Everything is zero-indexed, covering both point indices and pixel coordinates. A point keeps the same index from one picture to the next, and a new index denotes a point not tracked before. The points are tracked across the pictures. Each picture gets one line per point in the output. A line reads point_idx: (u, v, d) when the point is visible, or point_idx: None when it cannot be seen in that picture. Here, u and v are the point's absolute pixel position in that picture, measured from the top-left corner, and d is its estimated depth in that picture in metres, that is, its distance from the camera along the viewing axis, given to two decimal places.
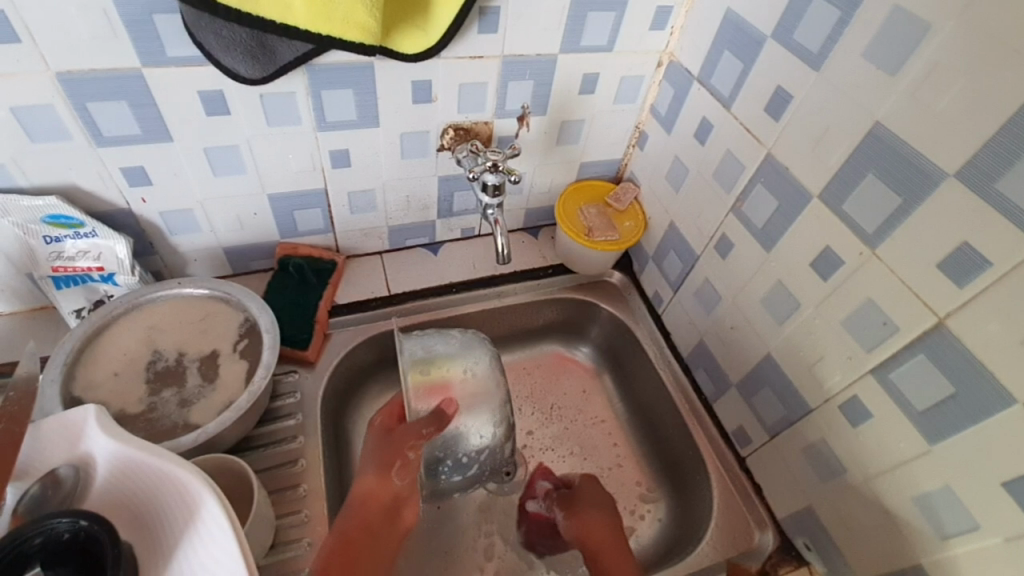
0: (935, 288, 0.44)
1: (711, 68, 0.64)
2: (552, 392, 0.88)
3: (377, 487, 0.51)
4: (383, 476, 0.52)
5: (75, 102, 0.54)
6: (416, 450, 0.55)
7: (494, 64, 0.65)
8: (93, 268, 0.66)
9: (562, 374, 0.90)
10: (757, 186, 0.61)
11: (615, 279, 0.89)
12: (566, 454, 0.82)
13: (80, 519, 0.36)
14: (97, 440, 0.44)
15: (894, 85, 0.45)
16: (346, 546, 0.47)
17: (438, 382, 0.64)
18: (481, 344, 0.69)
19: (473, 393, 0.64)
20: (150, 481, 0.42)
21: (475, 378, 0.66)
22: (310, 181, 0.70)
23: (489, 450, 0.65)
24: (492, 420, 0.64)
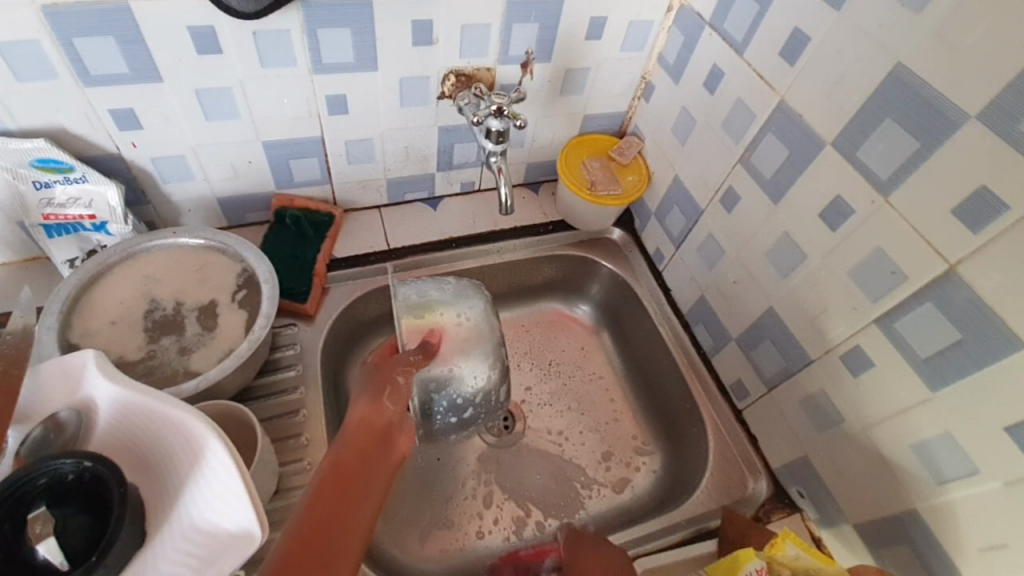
0: (947, 235, 0.44)
1: (724, 11, 0.62)
2: (555, 349, 0.88)
3: (370, 413, 0.48)
4: (374, 402, 0.50)
5: (60, 38, 0.51)
6: (405, 377, 0.54)
7: (498, 4, 0.62)
8: (85, 216, 0.64)
9: (566, 331, 0.90)
10: (768, 135, 0.59)
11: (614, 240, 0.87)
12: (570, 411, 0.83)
13: (83, 459, 0.36)
14: (97, 386, 0.44)
15: (919, 22, 0.43)
16: (344, 473, 0.43)
17: (445, 333, 0.62)
18: (479, 294, 0.67)
19: (468, 339, 0.62)
20: (153, 425, 0.43)
21: (477, 333, 0.63)
22: (307, 128, 0.68)
23: (489, 398, 0.63)
24: (493, 369, 0.63)
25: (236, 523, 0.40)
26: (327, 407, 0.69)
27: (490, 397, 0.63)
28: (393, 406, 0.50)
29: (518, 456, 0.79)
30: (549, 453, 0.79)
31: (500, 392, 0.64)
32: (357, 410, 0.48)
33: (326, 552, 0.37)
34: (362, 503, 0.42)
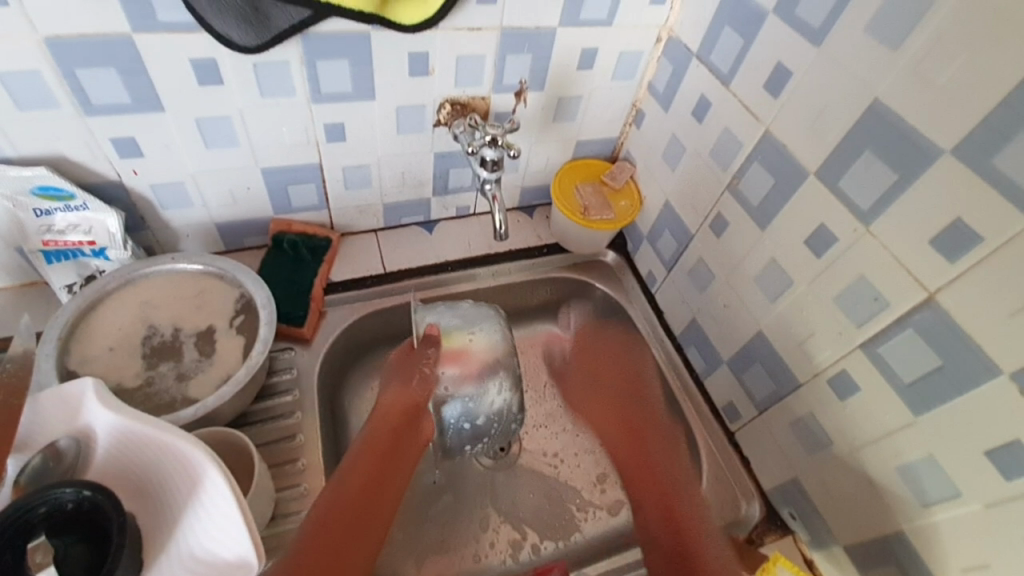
0: (925, 264, 0.46)
1: (710, 44, 0.64)
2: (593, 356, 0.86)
3: (399, 398, 0.64)
4: (403, 390, 0.64)
5: (62, 68, 0.52)
6: (426, 371, 0.64)
7: (492, 37, 0.64)
8: (84, 242, 0.64)
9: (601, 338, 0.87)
10: (754, 164, 0.61)
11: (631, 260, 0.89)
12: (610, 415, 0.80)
13: (84, 488, 0.37)
14: (92, 415, 0.45)
15: (894, 60, 0.45)
16: (375, 454, 0.60)
17: (467, 356, 0.63)
18: (496, 315, 0.68)
19: (484, 360, 0.63)
20: (147, 454, 0.43)
21: (493, 356, 0.64)
22: (305, 155, 0.69)
23: (506, 417, 0.63)
24: (510, 389, 0.63)
25: (234, 551, 0.40)
26: (324, 431, 0.70)
27: (501, 413, 0.62)
28: (415, 391, 0.64)
29: (514, 479, 0.79)
30: (544, 475, 0.80)
31: (515, 407, 0.63)
32: (390, 395, 0.65)
33: (365, 503, 0.55)
34: (393, 468, 0.60)
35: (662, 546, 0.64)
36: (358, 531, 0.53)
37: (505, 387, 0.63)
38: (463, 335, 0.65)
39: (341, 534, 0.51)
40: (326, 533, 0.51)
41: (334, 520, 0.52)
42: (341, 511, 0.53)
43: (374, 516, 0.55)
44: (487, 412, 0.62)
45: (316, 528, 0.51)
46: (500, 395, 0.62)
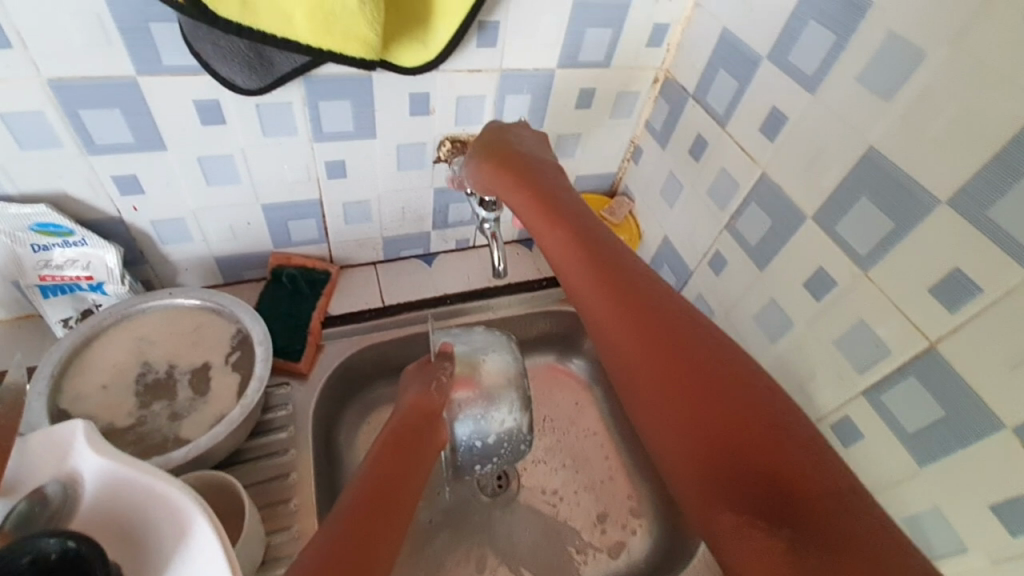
0: (926, 312, 0.46)
1: (706, 85, 0.65)
2: (538, 184, 0.57)
3: (421, 398, 0.62)
4: (425, 396, 0.62)
5: (65, 109, 0.53)
6: (444, 373, 0.65)
7: (492, 78, 0.65)
8: (82, 277, 0.64)
9: (520, 166, 0.59)
10: (751, 205, 0.61)
11: (542, 134, 0.67)
12: (535, 213, 0.55)
13: (69, 538, 0.36)
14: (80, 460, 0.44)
15: (887, 108, 0.46)
16: (397, 444, 0.56)
17: (478, 380, 0.65)
18: (506, 341, 0.70)
19: (494, 384, 0.65)
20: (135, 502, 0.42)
21: (504, 380, 0.66)
22: (305, 191, 0.69)
23: (514, 437, 0.66)
24: (518, 412, 0.66)
25: None
26: (317, 469, 0.68)
27: (510, 433, 0.66)
28: (435, 391, 0.63)
29: (513, 518, 0.77)
30: (543, 513, 0.78)
31: (523, 427, 0.66)
32: (410, 392, 0.63)
33: (396, 486, 0.49)
34: (416, 462, 0.55)
35: (675, 423, 0.39)
36: (386, 507, 0.46)
37: (512, 411, 0.65)
38: (469, 354, 0.67)
39: (378, 514, 0.45)
40: (367, 514, 0.44)
41: (375, 501, 0.46)
42: (376, 493, 0.47)
43: (405, 494, 0.49)
44: (496, 432, 0.65)
45: (357, 506, 0.45)
46: (507, 417, 0.65)
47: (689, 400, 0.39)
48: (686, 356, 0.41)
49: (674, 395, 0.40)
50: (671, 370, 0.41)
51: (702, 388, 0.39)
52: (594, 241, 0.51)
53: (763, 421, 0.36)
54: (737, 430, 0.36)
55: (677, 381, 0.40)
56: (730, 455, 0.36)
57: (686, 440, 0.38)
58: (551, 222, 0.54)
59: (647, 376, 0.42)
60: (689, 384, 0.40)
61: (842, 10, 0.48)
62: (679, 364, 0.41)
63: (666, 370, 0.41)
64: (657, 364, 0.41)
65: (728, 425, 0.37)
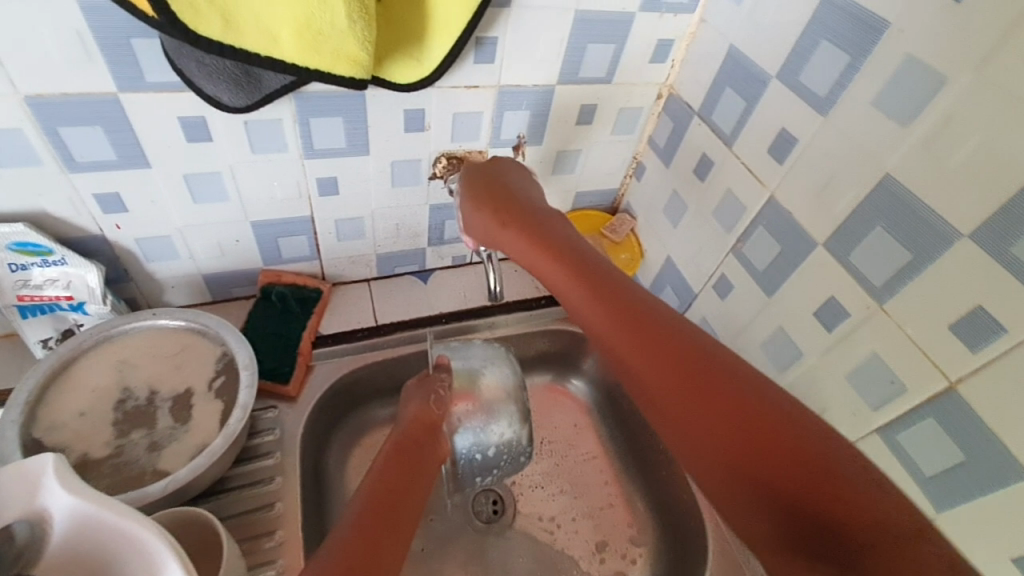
0: (946, 351, 0.44)
1: (712, 103, 0.63)
2: (516, 206, 0.56)
3: (420, 412, 0.60)
4: (424, 408, 0.61)
5: (45, 126, 0.51)
6: (443, 385, 0.62)
7: (490, 94, 0.63)
8: (62, 297, 0.62)
9: (500, 191, 0.58)
10: (758, 228, 0.60)
11: (518, 163, 0.63)
12: (515, 235, 0.53)
13: None
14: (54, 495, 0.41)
15: (905, 136, 0.44)
16: (395, 463, 0.54)
17: (478, 394, 0.62)
18: (506, 354, 0.67)
19: (493, 398, 0.62)
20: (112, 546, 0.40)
21: (504, 394, 0.63)
22: (296, 209, 0.67)
23: (514, 449, 0.63)
24: (519, 425, 0.63)
25: None
26: (305, 496, 0.65)
27: (510, 445, 0.63)
28: (434, 404, 0.61)
29: (509, 546, 0.74)
30: (540, 542, 0.75)
31: (523, 439, 0.64)
32: (408, 404, 0.61)
33: (393, 510, 0.48)
34: (411, 480, 0.53)
35: (688, 440, 0.37)
36: (390, 534, 0.45)
37: (512, 424, 0.63)
38: (467, 363, 0.64)
39: (376, 542, 0.43)
40: (363, 541, 0.43)
41: (372, 525, 0.45)
42: (373, 517, 0.46)
43: (403, 517, 0.48)
44: (495, 444, 0.62)
45: (353, 533, 0.43)
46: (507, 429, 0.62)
47: (694, 406, 0.37)
48: (685, 360, 0.38)
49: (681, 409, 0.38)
50: (673, 378, 0.38)
51: (702, 393, 0.37)
52: (578, 259, 0.49)
53: (775, 417, 0.34)
54: (752, 431, 0.34)
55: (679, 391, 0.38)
56: (748, 463, 0.34)
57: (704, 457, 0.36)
58: (531, 243, 0.52)
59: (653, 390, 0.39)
60: (694, 393, 0.37)
61: (859, 34, 0.47)
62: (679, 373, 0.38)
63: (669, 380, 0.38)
64: (665, 373, 0.39)
65: (743, 427, 0.34)
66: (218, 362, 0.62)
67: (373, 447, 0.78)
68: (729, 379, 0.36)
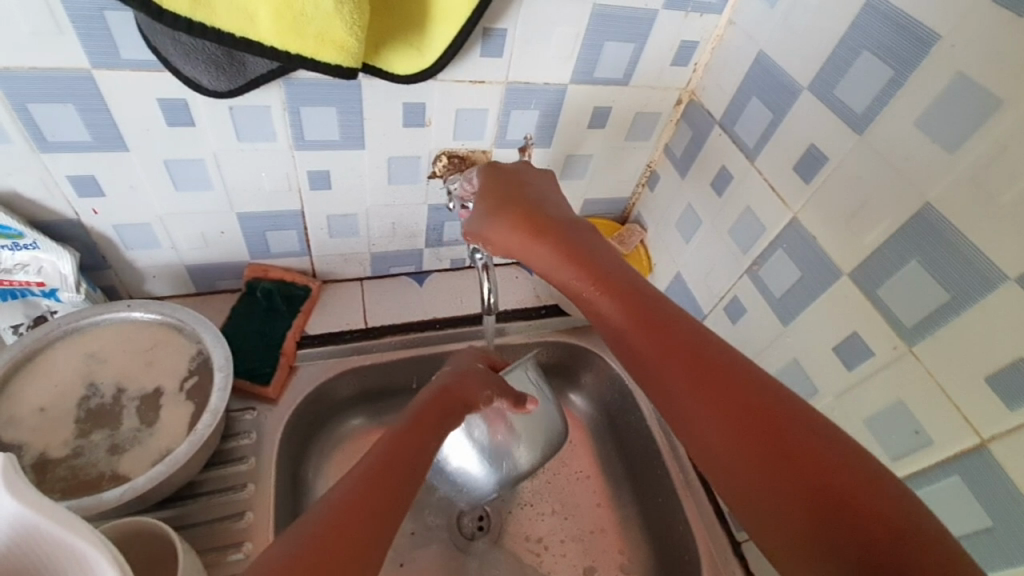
0: (980, 403, 0.40)
1: (735, 113, 0.58)
2: (538, 209, 0.51)
3: (468, 379, 0.55)
4: (466, 385, 0.54)
5: (13, 103, 0.47)
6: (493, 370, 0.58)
7: (496, 91, 0.58)
8: (33, 282, 0.58)
9: (523, 197, 0.52)
10: (778, 251, 0.55)
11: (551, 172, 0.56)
12: (550, 253, 0.49)
13: None
14: None
15: (950, 163, 0.40)
16: (421, 421, 0.49)
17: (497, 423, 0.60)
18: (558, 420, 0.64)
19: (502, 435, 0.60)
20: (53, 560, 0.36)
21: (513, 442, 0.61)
22: (285, 202, 0.63)
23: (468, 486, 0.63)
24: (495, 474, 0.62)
25: None
26: (279, 504, 0.62)
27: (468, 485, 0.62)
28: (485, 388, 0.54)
29: (492, 567, 0.70)
30: (526, 564, 0.71)
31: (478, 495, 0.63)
32: (457, 363, 0.57)
33: (388, 496, 0.41)
34: (432, 438, 0.48)
35: (732, 471, 0.36)
36: (393, 489, 0.42)
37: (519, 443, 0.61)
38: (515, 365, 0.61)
39: (358, 537, 0.38)
40: (363, 500, 0.40)
41: (381, 479, 0.42)
42: (386, 469, 0.43)
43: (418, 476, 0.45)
44: (458, 472, 0.62)
45: (355, 491, 0.41)
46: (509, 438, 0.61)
47: (751, 444, 0.35)
48: (727, 383, 0.38)
49: (728, 439, 0.36)
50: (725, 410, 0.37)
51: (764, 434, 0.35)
52: (619, 283, 0.46)
53: (802, 440, 0.34)
54: (811, 476, 0.33)
55: (723, 418, 0.37)
56: (810, 504, 0.32)
57: (760, 495, 0.34)
58: (587, 280, 0.47)
59: (709, 430, 0.37)
60: (745, 420, 0.36)
61: (905, 46, 0.42)
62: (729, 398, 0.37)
63: (719, 412, 0.37)
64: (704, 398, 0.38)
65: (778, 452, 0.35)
66: (195, 361, 0.59)
67: (352, 454, 0.74)
68: (775, 409, 0.36)
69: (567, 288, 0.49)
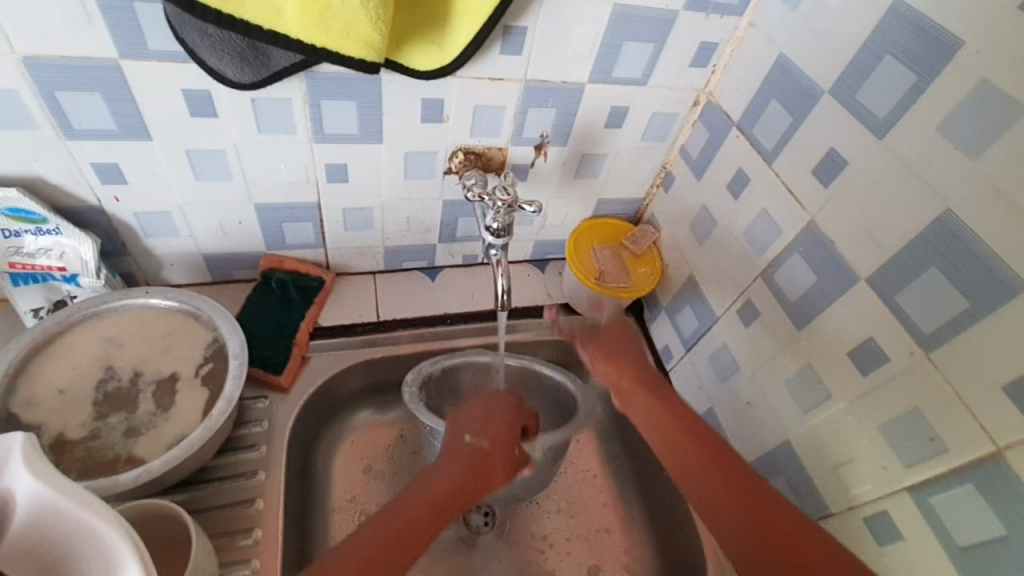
0: (996, 412, 0.40)
1: (754, 116, 0.58)
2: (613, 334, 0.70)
3: (495, 450, 0.60)
4: (489, 457, 0.59)
5: (41, 90, 0.48)
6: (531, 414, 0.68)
7: (515, 89, 0.59)
8: (55, 267, 0.60)
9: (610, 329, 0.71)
10: (794, 255, 0.55)
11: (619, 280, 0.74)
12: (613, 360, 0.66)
13: None
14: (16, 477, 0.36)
15: (970, 169, 0.40)
16: (439, 495, 0.55)
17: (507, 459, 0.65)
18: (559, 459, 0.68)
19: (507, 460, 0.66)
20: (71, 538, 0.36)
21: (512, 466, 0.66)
22: (302, 194, 0.64)
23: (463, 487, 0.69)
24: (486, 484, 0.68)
25: None
26: (288, 493, 0.62)
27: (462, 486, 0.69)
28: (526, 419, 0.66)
29: (496, 563, 0.71)
30: (531, 560, 0.71)
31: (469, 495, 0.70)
32: (493, 430, 0.62)
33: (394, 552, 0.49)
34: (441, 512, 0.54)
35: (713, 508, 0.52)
36: (415, 541, 0.51)
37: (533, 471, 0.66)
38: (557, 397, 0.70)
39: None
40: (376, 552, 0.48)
41: (394, 537, 0.50)
42: (403, 522, 0.51)
43: (438, 530, 0.53)
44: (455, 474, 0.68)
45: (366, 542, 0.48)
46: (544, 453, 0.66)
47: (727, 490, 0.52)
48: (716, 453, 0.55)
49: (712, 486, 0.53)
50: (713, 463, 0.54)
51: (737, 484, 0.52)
52: (651, 383, 0.63)
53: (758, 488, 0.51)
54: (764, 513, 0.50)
55: (713, 473, 0.53)
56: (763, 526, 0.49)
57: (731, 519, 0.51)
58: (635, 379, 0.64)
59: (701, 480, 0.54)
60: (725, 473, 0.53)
61: (929, 51, 0.42)
62: (747, 486, 0.52)
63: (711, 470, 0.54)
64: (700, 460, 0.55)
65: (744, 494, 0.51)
66: (212, 348, 0.59)
67: (361, 446, 0.75)
68: (781, 508, 0.49)
69: (621, 384, 0.64)
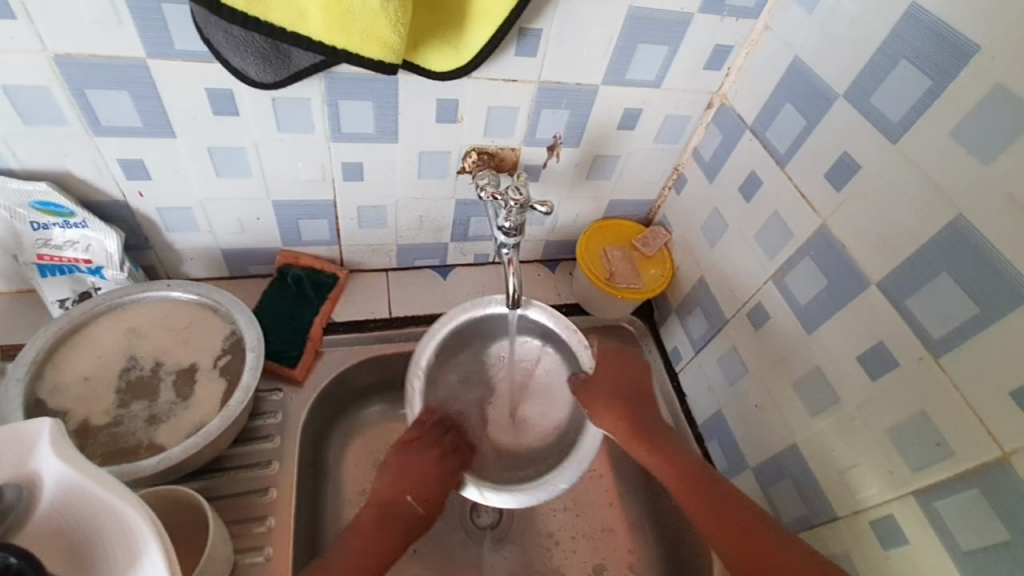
0: (1004, 418, 0.40)
1: (767, 119, 0.58)
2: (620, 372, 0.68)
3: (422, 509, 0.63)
4: (416, 509, 0.62)
5: (72, 87, 0.50)
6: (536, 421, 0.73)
7: (529, 90, 0.59)
8: (81, 259, 0.62)
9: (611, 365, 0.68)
10: (805, 258, 0.55)
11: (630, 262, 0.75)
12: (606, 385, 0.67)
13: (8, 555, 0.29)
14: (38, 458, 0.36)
15: (982, 174, 0.40)
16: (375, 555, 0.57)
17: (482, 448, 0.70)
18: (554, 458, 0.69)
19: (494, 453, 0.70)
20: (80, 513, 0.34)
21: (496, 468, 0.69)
22: (319, 191, 0.65)
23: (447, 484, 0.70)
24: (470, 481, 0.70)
25: None
26: (301, 484, 0.64)
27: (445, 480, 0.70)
28: (545, 454, 0.69)
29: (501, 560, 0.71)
30: (536, 557, 0.72)
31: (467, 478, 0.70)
32: (423, 492, 0.63)
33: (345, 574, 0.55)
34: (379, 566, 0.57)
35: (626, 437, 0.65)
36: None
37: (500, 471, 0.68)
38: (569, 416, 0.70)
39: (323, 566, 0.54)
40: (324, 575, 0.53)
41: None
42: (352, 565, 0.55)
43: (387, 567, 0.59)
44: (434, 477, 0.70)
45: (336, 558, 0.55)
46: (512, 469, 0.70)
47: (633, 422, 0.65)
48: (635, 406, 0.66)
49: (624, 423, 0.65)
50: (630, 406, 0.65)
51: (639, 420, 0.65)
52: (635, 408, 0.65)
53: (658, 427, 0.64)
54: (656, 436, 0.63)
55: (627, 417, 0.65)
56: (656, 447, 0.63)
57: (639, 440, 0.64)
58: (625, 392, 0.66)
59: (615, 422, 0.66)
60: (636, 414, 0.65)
61: (944, 56, 0.42)
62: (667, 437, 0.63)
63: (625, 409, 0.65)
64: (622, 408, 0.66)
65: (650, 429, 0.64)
66: (230, 340, 0.61)
67: (373, 439, 0.76)
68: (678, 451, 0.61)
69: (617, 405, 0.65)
